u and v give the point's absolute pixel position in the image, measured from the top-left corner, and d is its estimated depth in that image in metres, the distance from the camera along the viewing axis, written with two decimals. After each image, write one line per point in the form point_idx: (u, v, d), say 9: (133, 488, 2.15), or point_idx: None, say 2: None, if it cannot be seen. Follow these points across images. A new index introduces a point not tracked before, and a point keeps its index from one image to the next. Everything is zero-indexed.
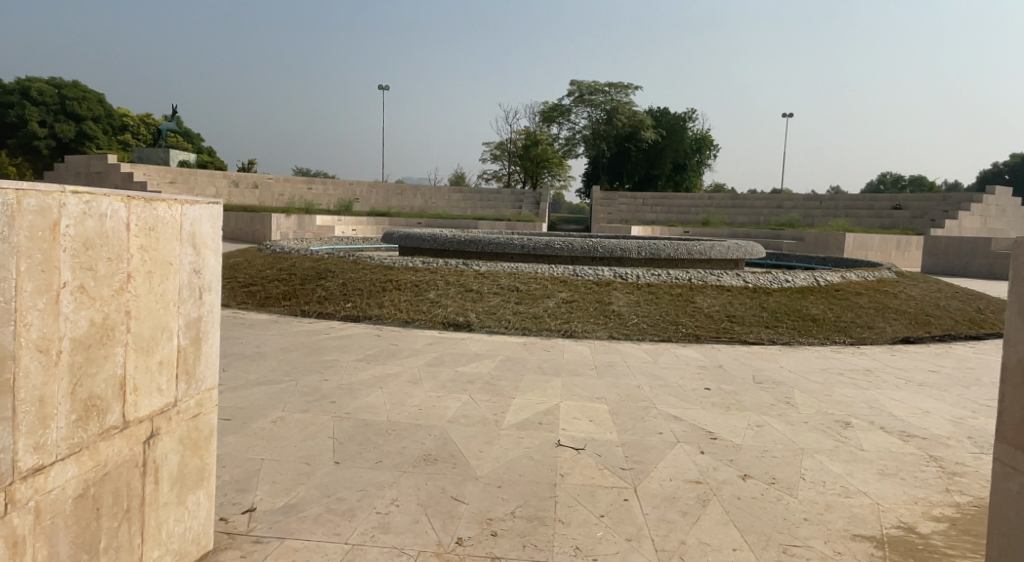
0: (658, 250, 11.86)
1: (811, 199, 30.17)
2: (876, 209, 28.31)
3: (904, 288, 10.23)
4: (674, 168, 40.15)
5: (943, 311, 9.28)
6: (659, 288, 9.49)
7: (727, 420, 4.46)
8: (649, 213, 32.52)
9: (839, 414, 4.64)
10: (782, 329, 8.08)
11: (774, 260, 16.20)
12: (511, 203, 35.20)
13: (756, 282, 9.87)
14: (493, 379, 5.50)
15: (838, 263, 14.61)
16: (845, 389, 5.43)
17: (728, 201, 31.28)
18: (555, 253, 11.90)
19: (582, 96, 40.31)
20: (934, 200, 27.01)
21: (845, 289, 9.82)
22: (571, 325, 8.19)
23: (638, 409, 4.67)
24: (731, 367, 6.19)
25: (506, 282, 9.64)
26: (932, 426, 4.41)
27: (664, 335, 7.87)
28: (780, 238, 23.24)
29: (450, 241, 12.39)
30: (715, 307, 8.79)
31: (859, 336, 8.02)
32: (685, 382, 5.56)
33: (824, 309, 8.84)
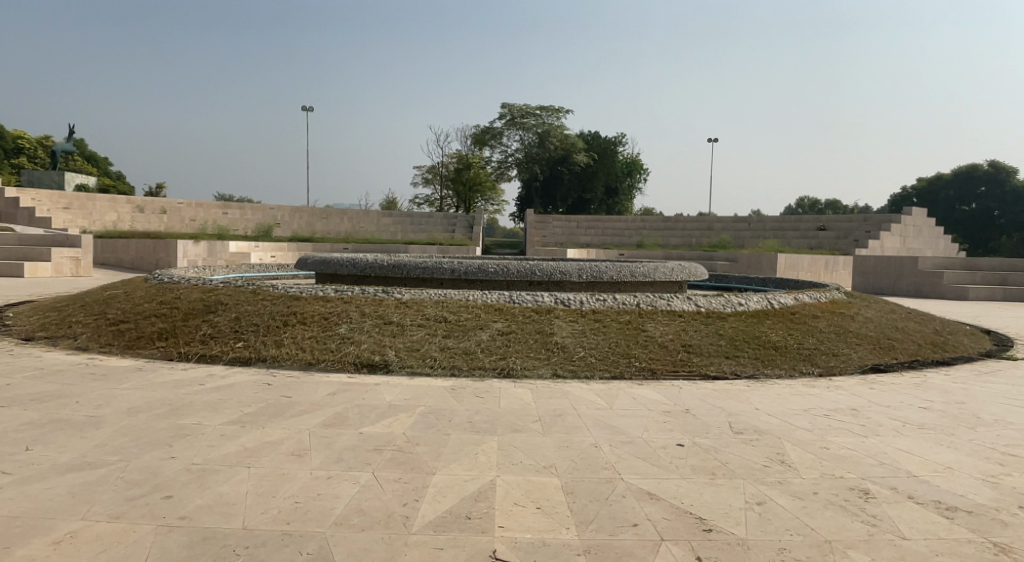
0: (600, 273, 10.90)
1: (739, 221, 30.38)
2: (802, 231, 28.67)
3: (859, 310, 9.65)
4: (606, 192, 40.06)
5: (902, 335, 8.69)
6: (606, 316, 8.47)
7: (716, 495, 3.36)
8: (583, 236, 32.07)
9: (851, 477, 3.63)
10: (744, 359, 7.21)
11: (713, 282, 15.67)
12: (443, 227, 33.96)
13: (708, 306, 9.02)
14: (406, 445, 4.20)
15: (780, 284, 14.13)
16: (841, 438, 4.44)
17: (661, 224, 31.18)
18: (489, 278, 10.75)
19: (513, 119, 39.69)
20: (856, 221, 27.60)
21: (801, 312, 9.11)
22: (507, 361, 7.03)
23: (599, 485, 3.50)
24: (702, 413, 5.15)
25: (433, 312, 8.37)
26: (968, 489, 3.39)
27: (615, 371, 6.83)
28: (713, 260, 22.99)
29: (370, 266, 11.04)
30: (669, 335, 7.84)
31: (825, 365, 7.25)
32: (651, 436, 4.45)
33: (784, 335, 8.05)
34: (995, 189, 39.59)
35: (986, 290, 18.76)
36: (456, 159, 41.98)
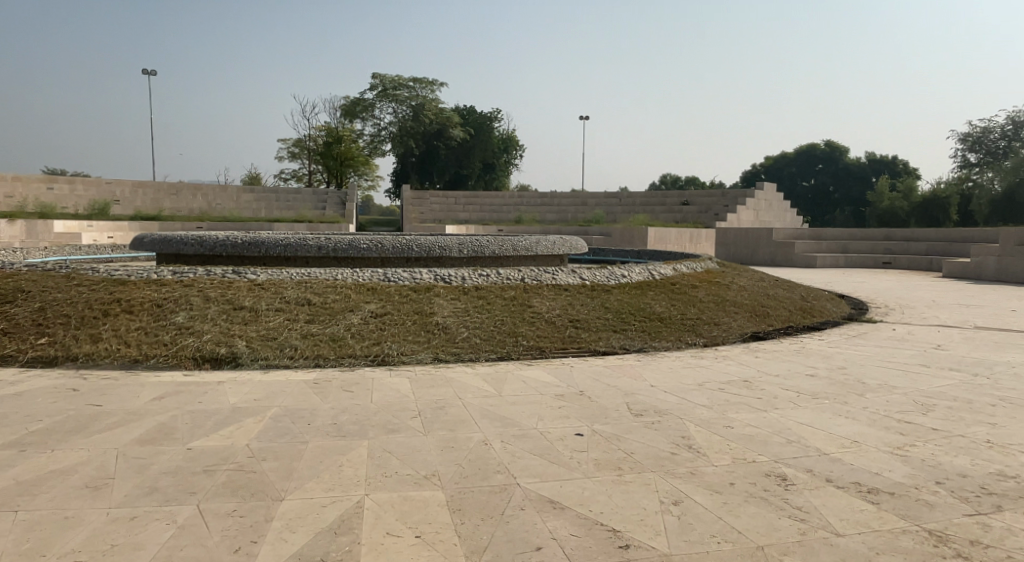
0: (482, 247, 10.30)
1: (612, 196, 31.07)
2: (668, 206, 29.94)
3: (733, 279, 9.83)
4: (483, 168, 39.53)
5: (774, 302, 8.92)
6: (489, 293, 7.89)
7: (627, 497, 2.87)
8: (462, 212, 31.39)
9: (763, 461, 3.30)
10: (632, 332, 6.94)
11: (592, 257, 15.67)
12: (312, 203, 31.72)
13: (592, 279, 8.72)
14: (247, 463, 3.34)
15: (655, 256, 14.37)
16: (742, 414, 4.17)
17: (537, 200, 31.27)
18: (361, 255, 9.78)
19: (386, 91, 37.94)
20: (715, 196, 29.18)
21: (681, 282, 9.09)
22: (381, 346, 6.24)
23: (490, 497, 2.89)
24: (598, 394, 4.72)
25: (294, 294, 7.34)
26: (881, 466, 3.14)
27: (500, 352, 6.28)
28: (589, 234, 23.27)
29: (220, 244, 9.65)
30: (555, 310, 7.41)
31: (709, 334, 7.17)
32: (546, 427, 3.91)
33: (668, 306, 7.92)
34: (830, 167, 43.98)
35: (831, 258, 20.52)
36: (324, 132, 39.36)
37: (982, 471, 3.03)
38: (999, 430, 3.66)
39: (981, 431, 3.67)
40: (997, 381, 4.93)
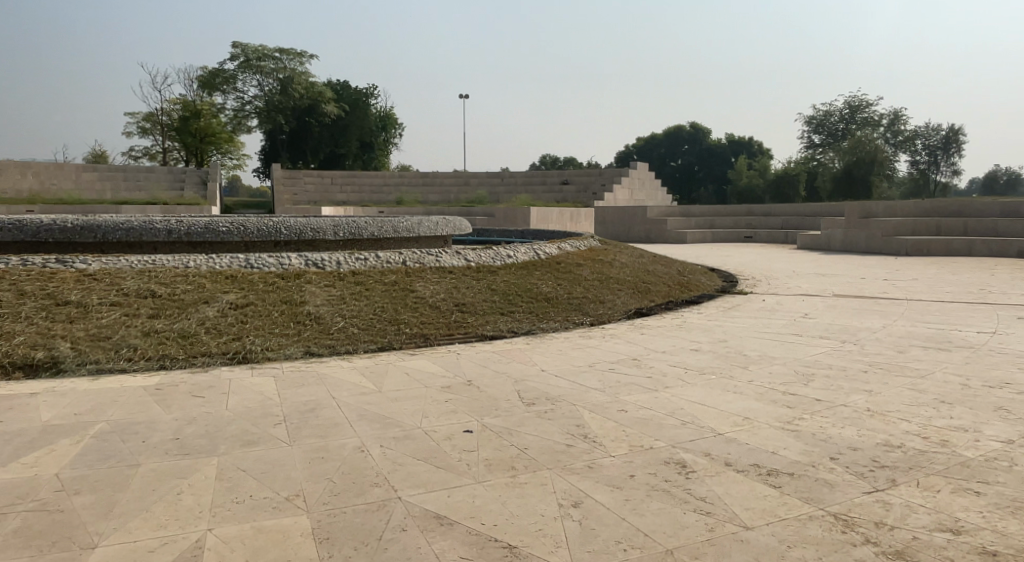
0: (359, 229, 9.61)
1: (493, 176, 30.87)
2: (549, 185, 30.28)
3: (616, 256, 9.92)
4: (360, 146, 37.78)
5: (655, 278, 9.09)
6: (367, 277, 7.31)
7: (523, 502, 2.56)
8: (338, 193, 29.82)
9: (662, 446, 3.13)
10: (520, 314, 6.70)
11: (476, 237, 15.36)
12: (168, 183, 28.70)
13: (477, 260, 8.39)
14: (54, 500, 2.67)
15: (539, 234, 14.31)
16: (635, 396, 4.03)
17: (419, 180, 30.44)
18: (220, 240, 8.75)
19: (250, 62, 35.13)
20: (593, 175, 29.92)
21: (566, 261, 9.00)
22: (243, 342, 5.52)
23: (367, 518, 2.47)
24: (487, 383, 4.40)
25: (135, 285, 6.34)
26: (776, 445, 3.08)
27: (381, 342, 5.78)
28: (472, 214, 22.95)
29: (43, 229, 8.21)
30: (440, 294, 7.00)
31: (596, 313, 7.09)
32: (431, 425, 3.52)
33: (554, 285, 7.77)
34: (696, 147, 46.66)
35: (700, 234, 21.71)
36: (178, 104, 35.64)
37: (868, 442, 3.06)
38: (873, 398, 3.79)
39: (858, 400, 3.78)
40: (861, 347, 5.21)
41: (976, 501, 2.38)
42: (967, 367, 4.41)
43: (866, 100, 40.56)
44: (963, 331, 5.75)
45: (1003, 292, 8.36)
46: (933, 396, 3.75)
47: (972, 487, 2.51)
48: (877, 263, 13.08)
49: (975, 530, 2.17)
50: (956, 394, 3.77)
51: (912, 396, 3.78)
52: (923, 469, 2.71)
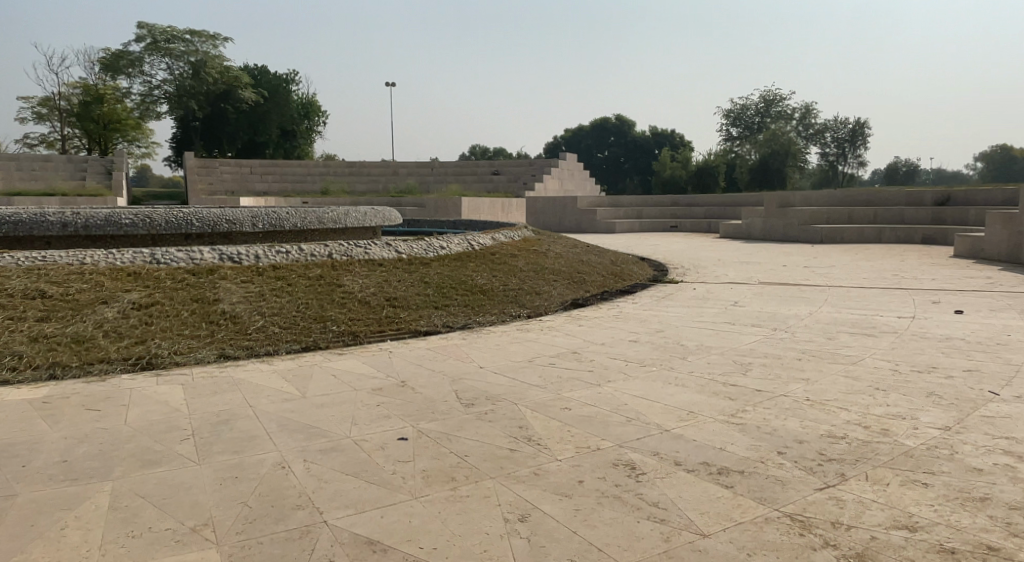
0: (282, 220, 9.04)
1: (423, 165, 30.23)
2: (479, 175, 29.98)
3: (550, 246, 9.80)
4: (281, 134, 36.11)
5: (590, 268, 9.03)
6: (290, 272, 6.83)
7: (464, 519, 2.33)
8: (259, 183, 28.41)
9: (609, 446, 2.97)
10: (454, 308, 6.43)
11: (406, 228, 14.93)
12: (66, 172, 26.46)
13: (408, 252, 8.04)
14: None
15: (471, 225, 14.04)
16: (577, 392, 3.87)
17: (345, 169, 29.42)
18: (124, 233, 8.00)
19: (157, 44, 32.87)
20: (523, 166, 29.86)
21: (500, 252, 8.78)
22: (149, 346, 4.99)
23: (287, 548, 2.18)
24: (422, 383, 4.12)
25: (20, 285, 5.64)
26: (723, 440, 2.99)
27: (305, 341, 5.38)
28: (402, 205, 22.38)
29: None
30: (370, 289, 6.62)
31: (532, 305, 6.92)
32: (360, 435, 3.23)
33: (490, 277, 7.54)
34: (622, 139, 47.53)
35: (628, 224, 22.05)
36: (77, 88, 32.91)
37: (813, 434, 3.02)
38: (812, 387, 3.79)
39: (797, 388, 3.77)
40: (793, 334, 5.28)
41: (925, 493, 2.34)
42: (893, 352, 4.52)
43: (780, 95, 42.47)
44: (883, 316, 5.95)
45: (913, 278, 8.81)
46: (867, 383, 3.79)
47: (918, 478, 2.48)
48: (796, 250, 13.61)
49: (929, 525, 2.12)
50: (887, 380, 3.82)
51: (848, 384, 3.80)
52: (870, 461, 2.67)
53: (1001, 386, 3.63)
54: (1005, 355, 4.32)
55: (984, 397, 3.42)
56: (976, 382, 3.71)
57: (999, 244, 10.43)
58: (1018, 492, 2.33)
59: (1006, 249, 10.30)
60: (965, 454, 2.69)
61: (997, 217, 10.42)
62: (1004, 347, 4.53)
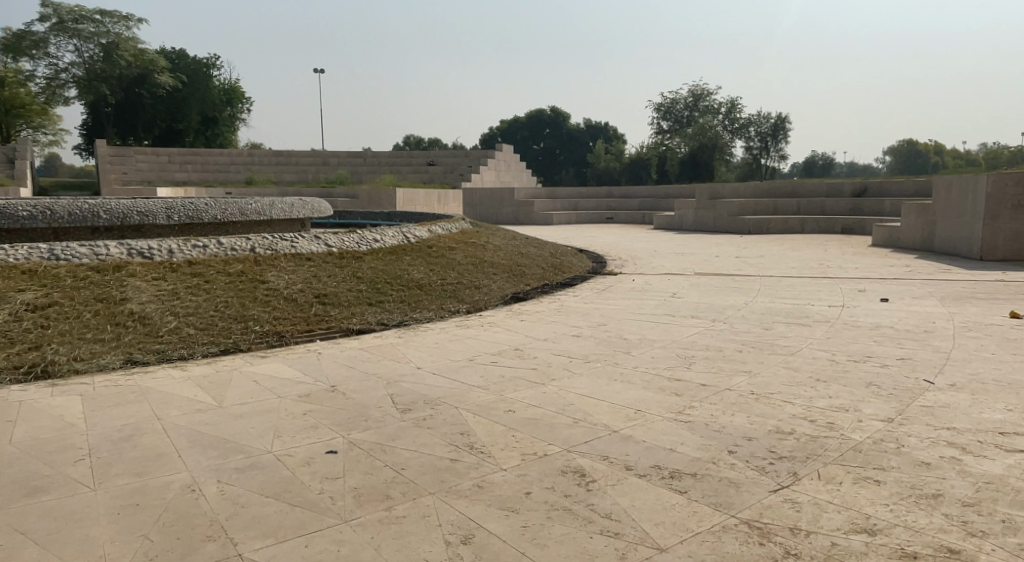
0: (199, 211, 8.41)
1: (355, 155, 29.30)
2: (414, 165, 29.34)
3: (488, 239, 9.58)
4: (201, 121, 34.11)
5: (529, 261, 8.87)
6: (208, 269, 6.32)
7: (401, 544, 2.10)
8: (178, 172, 26.77)
9: (556, 451, 2.79)
10: (389, 305, 6.12)
11: (337, 220, 14.34)
12: None
13: (339, 245, 7.63)
14: None
15: (406, 217, 13.62)
16: (520, 392, 3.68)
17: (272, 158, 28.13)
18: (17, 227, 7.23)
19: (60, 22, 30.38)
20: (459, 157, 29.43)
21: (437, 244, 8.49)
22: (43, 353, 4.45)
23: None
24: (353, 388, 3.82)
25: None
26: (674, 440, 2.86)
27: (226, 343, 4.96)
28: (333, 196, 21.58)
29: None
30: (297, 286, 6.21)
31: (471, 300, 6.68)
32: (284, 449, 2.92)
33: (426, 271, 7.25)
34: (557, 131, 47.75)
35: (565, 215, 22.10)
36: None
37: (762, 429, 2.94)
38: (756, 379, 3.74)
39: (742, 381, 3.71)
40: (733, 325, 5.27)
41: (879, 492, 2.28)
42: (829, 342, 4.57)
43: (708, 89, 43.63)
44: (815, 305, 6.07)
45: (838, 267, 9.11)
46: (808, 374, 3.78)
47: (870, 476, 2.43)
48: (727, 241, 13.93)
49: (887, 528, 2.05)
50: (827, 371, 3.83)
51: (790, 375, 3.78)
52: (821, 458, 2.61)
53: (934, 373, 3.69)
54: (932, 342, 4.43)
55: (920, 386, 3.46)
56: (910, 371, 3.76)
57: (913, 234, 10.98)
58: (967, 486, 2.30)
59: (920, 238, 10.85)
60: (911, 447, 2.67)
61: (912, 207, 10.95)
62: (931, 334, 4.66)
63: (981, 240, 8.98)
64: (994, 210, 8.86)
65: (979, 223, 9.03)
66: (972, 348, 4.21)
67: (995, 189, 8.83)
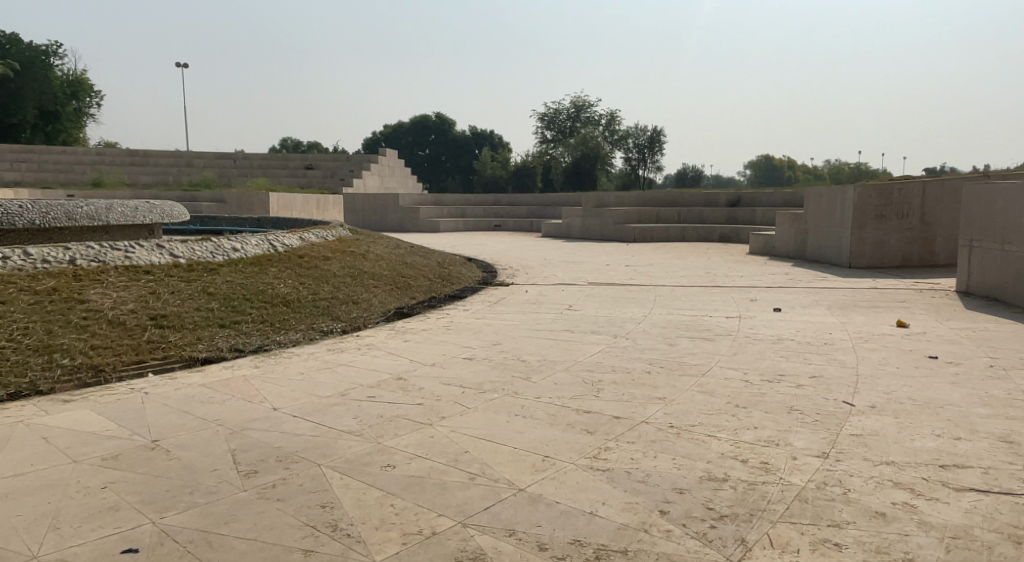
0: (9, 215, 6.89)
1: (223, 156, 26.86)
2: (290, 168, 27.34)
3: (368, 248, 8.73)
4: (38, 115, 29.79)
5: (414, 272, 8.14)
6: (6, 287, 5.03)
7: None
8: (6, 172, 23.12)
9: (449, 526, 2.15)
10: (246, 327, 5.16)
11: (196, 227, 12.75)
12: None
13: (189, 256, 6.50)
14: None
15: (278, 223, 12.36)
16: (403, 435, 2.99)
17: (125, 158, 25.13)
18: None
19: None
20: (340, 160, 27.92)
21: (310, 253, 7.54)
22: None
23: None
24: (181, 444, 2.94)
25: None
26: (592, 498, 2.32)
27: (18, 383, 3.82)
28: (197, 202, 19.50)
29: None
30: (127, 306, 5.10)
31: (347, 317, 5.85)
32: (57, 552, 2.04)
33: (295, 285, 6.32)
34: (443, 138, 47.08)
35: (452, 222, 21.47)
36: None
37: (692, 476, 2.47)
38: (672, 407, 3.32)
39: (658, 411, 3.26)
40: (636, 342, 4.89)
41: None
42: (738, 359, 4.28)
43: (588, 101, 44.93)
44: (713, 317, 5.87)
45: (724, 275, 9.20)
46: (725, 399, 3.42)
47: (828, 538, 2.01)
48: (614, 250, 13.94)
49: None
50: (745, 395, 3.48)
51: (708, 401, 3.39)
52: (767, 515, 2.17)
53: (850, 393, 3.46)
54: (836, 357, 4.28)
55: (842, 410, 3.18)
56: (825, 391, 3.51)
57: (787, 242, 11.47)
58: (935, 546, 1.95)
59: (792, 246, 11.35)
60: (858, 492, 2.31)
61: (785, 217, 11.43)
62: (832, 348, 4.53)
63: (849, 248, 9.46)
64: (860, 219, 9.37)
65: (847, 231, 9.52)
66: (875, 363, 4.08)
67: (861, 201, 9.33)
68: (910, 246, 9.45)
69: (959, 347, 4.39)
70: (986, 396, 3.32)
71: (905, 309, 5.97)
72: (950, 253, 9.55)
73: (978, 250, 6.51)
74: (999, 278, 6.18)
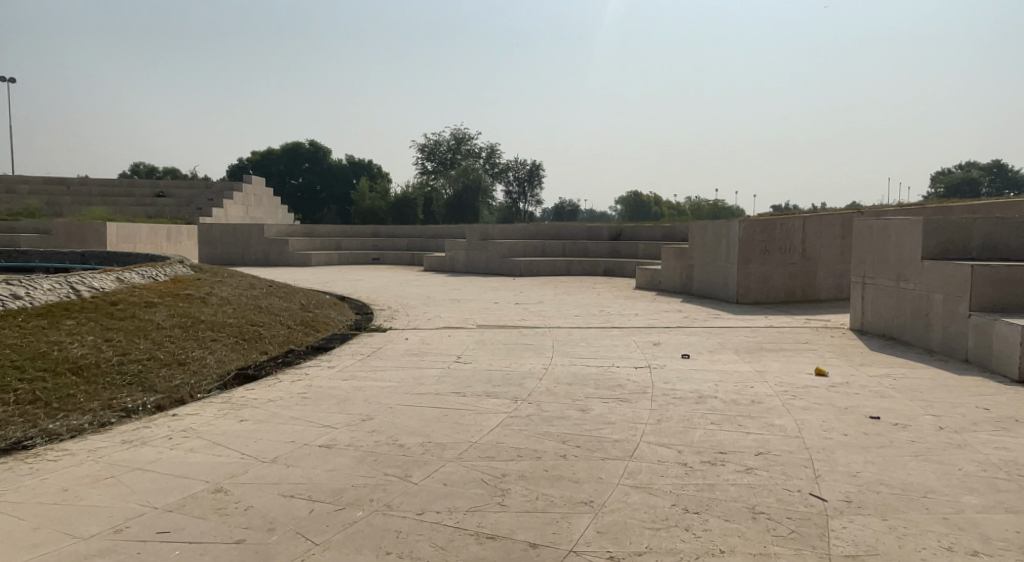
0: None
1: (53, 183, 23.34)
2: (137, 197, 24.08)
3: (210, 289, 7.26)
4: None
5: (266, 318, 6.78)
6: None
7: None
8: None
9: None
10: (6, 411, 3.67)
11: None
12: None
13: None
14: None
15: (107, 259, 10.35)
16: None
17: None
18: None
19: None
20: (197, 189, 25.21)
21: (128, 300, 5.99)
22: None
23: None
24: None
25: None
26: None
27: None
28: (14, 234, 16.50)
29: None
30: None
31: (165, 384, 4.47)
32: None
33: (95, 344, 4.82)
34: (318, 167, 44.85)
35: (326, 256, 19.83)
36: None
37: None
38: (604, 519, 2.42)
39: (586, 529, 2.35)
40: (540, 407, 4.02)
41: None
42: (666, 429, 3.52)
43: (469, 134, 44.98)
44: (621, 368, 5.14)
45: (618, 313, 8.70)
46: (669, 500, 2.58)
47: None
48: (501, 285, 13.19)
49: None
50: (691, 491, 2.67)
51: (648, 505, 2.54)
52: None
53: (813, 480, 2.76)
54: (773, 421, 3.63)
55: (817, 511, 2.45)
56: (784, 478, 2.79)
57: (674, 277, 11.29)
58: None
59: (680, 281, 11.19)
60: None
61: (671, 251, 11.26)
62: (763, 407, 3.93)
63: (736, 282, 9.39)
64: (746, 254, 9.32)
65: (734, 266, 9.44)
66: (818, 427, 3.49)
67: (745, 236, 9.30)
68: (793, 280, 9.49)
69: (893, 402, 3.93)
70: (963, 476, 2.76)
71: (813, 352, 5.63)
72: (828, 287, 9.71)
73: (871, 287, 6.46)
74: (896, 316, 6.05)
